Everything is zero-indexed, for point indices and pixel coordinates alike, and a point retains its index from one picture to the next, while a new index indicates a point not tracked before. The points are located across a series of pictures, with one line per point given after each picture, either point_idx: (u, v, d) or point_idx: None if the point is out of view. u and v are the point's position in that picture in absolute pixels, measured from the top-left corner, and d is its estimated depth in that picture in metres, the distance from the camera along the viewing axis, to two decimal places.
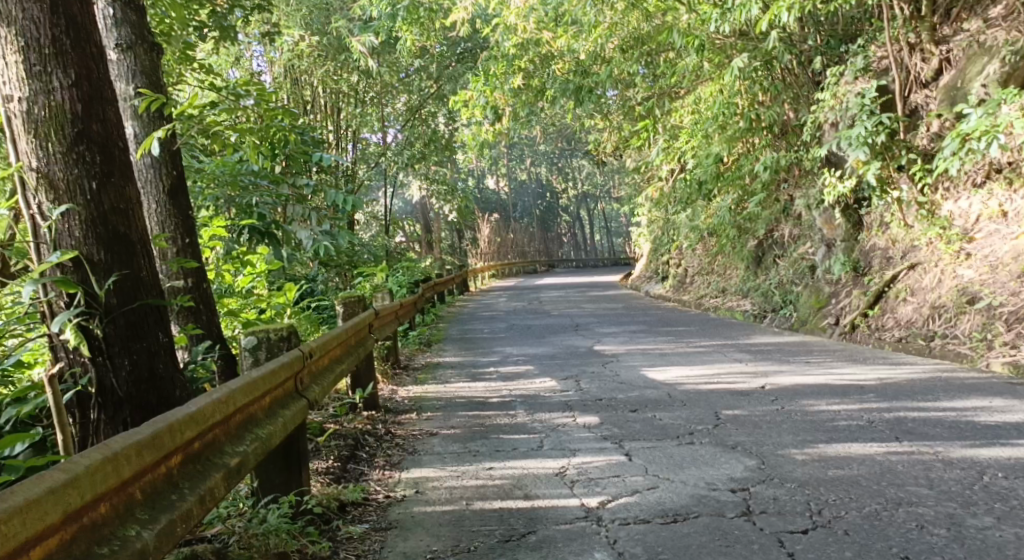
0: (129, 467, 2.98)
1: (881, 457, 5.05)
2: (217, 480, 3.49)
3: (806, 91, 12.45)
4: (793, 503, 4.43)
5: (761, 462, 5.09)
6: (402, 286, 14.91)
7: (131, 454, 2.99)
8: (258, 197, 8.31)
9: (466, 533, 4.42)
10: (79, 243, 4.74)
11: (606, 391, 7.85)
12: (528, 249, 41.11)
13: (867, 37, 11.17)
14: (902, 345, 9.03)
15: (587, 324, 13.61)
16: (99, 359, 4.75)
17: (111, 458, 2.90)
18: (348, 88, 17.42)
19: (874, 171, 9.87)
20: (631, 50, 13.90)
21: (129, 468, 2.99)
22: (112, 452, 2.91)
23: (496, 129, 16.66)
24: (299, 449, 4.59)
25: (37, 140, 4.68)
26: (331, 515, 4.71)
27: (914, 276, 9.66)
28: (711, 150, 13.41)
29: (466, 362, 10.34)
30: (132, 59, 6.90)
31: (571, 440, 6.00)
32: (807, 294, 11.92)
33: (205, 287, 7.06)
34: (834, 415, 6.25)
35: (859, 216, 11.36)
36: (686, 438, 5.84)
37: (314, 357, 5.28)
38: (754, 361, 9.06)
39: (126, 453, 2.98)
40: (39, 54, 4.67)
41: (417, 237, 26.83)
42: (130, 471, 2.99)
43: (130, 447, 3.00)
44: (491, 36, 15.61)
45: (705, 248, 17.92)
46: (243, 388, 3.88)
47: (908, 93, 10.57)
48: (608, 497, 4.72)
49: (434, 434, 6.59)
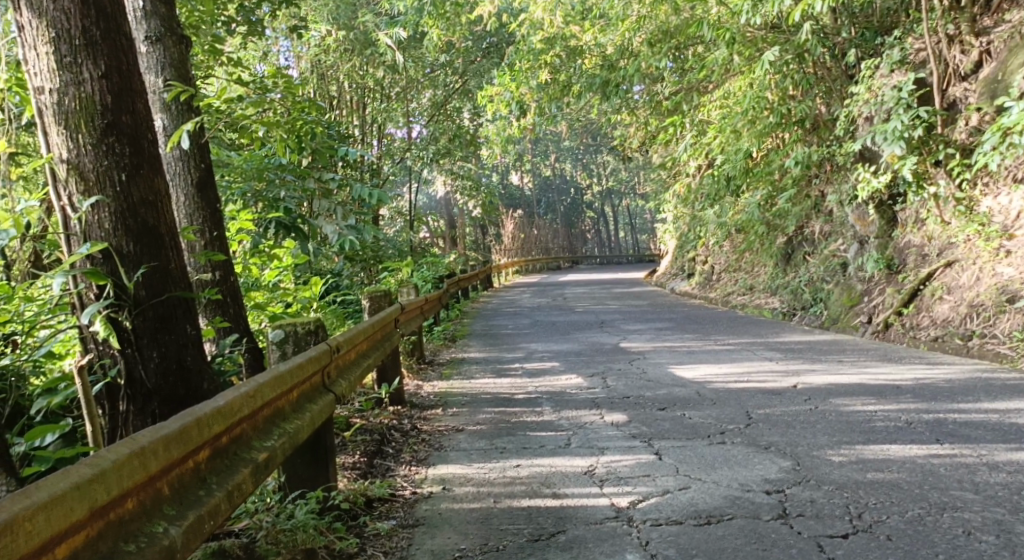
0: (156, 461, 2.92)
1: (921, 460, 4.92)
2: (245, 475, 3.43)
3: (839, 84, 12.33)
4: (831, 505, 4.32)
5: (797, 464, 4.98)
6: (428, 281, 14.88)
7: (159, 448, 2.94)
8: (284, 191, 8.33)
9: (495, 531, 4.35)
10: (108, 235, 4.72)
11: (634, 388, 7.75)
12: (551, 246, 41.00)
13: (903, 29, 11.05)
14: (938, 344, 8.88)
15: (613, 321, 13.51)
16: (128, 350, 4.74)
17: (138, 452, 2.84)
18: (374, 83, 17.38)
19: (910, 165, 9.80)
20: (660, 43, 13.55)
21: (156, 462, 2.93)
22: (139, 447, 2.86)
23: (523, 124, 16.61)
24: (326, 444, 4.54)
25: (67, 131, 4.66)
26: (358, 511, 4.66)
27: (950, 273, 9.51)
28: (740, 145, 13.32)
29: (491, 358, 10.29)
30: (161, 51, 6.89)
31: (599, 438, 5.92)
32: (838, 292, 11.75)
33: (232, 280, 7.05)
34: (871, 416, 6.12)
35: (893, 212, 11.17)
36: (717, 438, 5.73)
37: (341, 352, 5.22)
38: (785, 360, 8.93)
39: (153, 447, 2.92)
40: (70, 46, 4.65)
41: (441, 233, 26.82)
42: (158, 465, 2.93)
43: (158, 441, 2.94)
44: (519, 30, 15.50)
45: (732, 244, 17.75)
46: (270, 382, 3.82)
47: (945, 86, 10.29)
48: (638, 497, 4.63)
49: (460, 430, 6.52)
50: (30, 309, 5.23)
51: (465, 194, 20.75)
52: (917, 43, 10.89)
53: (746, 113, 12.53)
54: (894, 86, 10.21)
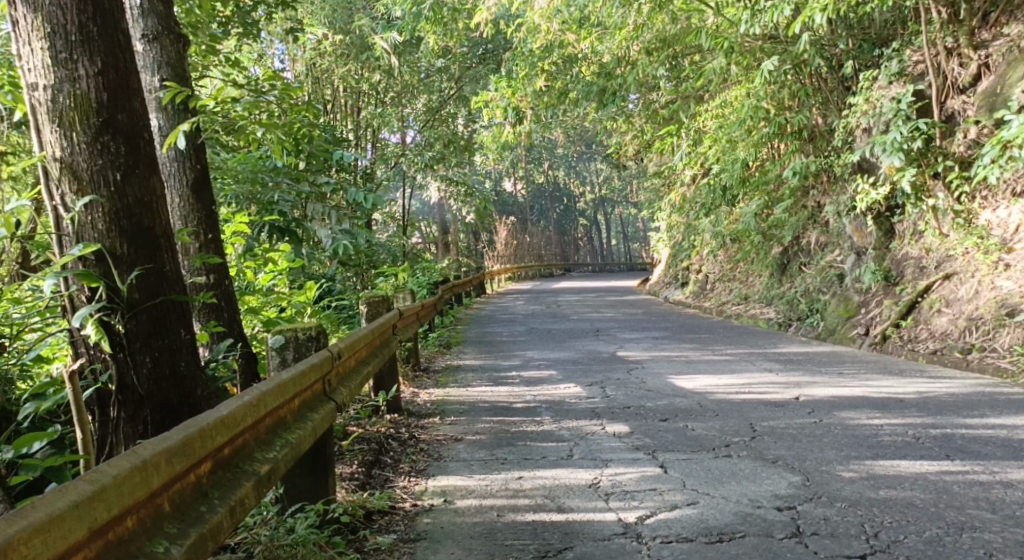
0: (158, 476, 2.80)
1: (934, 477, 4.82)
2: (248, 489, 3.30)
3: (836, 96, 12.15)
4: (846, 524, 4.22)
5: (807, 479, 4.88)
6: (423, 287, 14.76)
7: (161, 463, 2.81)
8: (279, 194, 8.33)
9: (499, 547, 4.23)
10: (102, 236, 4.59)
11: (634, 399, 7.63)
12: (544, 253, 40.83)
13: (902, 40, 10.88)
14: (937, 357, 8.78)
15: (608, 329, 13.38)
16: (120, 354, 4.61)
17: (140, 467, 2.72)
18: (368, 87, 17.22)
19: (908, 177, 9.68)
20: (657, 52, 13.70)
21: (159, 477, 2.80)
22: (141, 461, 2.73)
23: (519, 131, 16.28)
24: (326, 456, 4.40)
25: (61, 129, 4.53)
26: (357, 524, 4.54)
27: (948, 286, 9.44)
28: (737, 155, 13.23)
29: (486, 365, 10.17)
30: (158, 50, 6.77)
31: (602, 450, 5.80)
32: (835, 303, 11.66)
33: (227, 283, 6.91)
34: (878, 429, 6.01)
35: (891, 223, 11.09)
36: (722, 450, 5.63)
37: (342, 358, 5.09)
38: (785, 371, 8.82)
39: (155, 461, 2.80)
40: (65, 41, 4.52)
41: (435, 238, 26.66)
42: (160, 480, 2.81)
43: (160, 455, 2.81)
44: (515, 37, 15.37)
45: (726, 254, 17.65)
46: (273, 390, 3.71)
47: (944, 99, 10.17)
48: (646, 512, 4.52)
49: (458, 440, 6.40)
50: (19, 313, 5.10)
51: (459, 201, 20.41)
52: (916, 55, 10.73)
53: (744, 122, 12.41)
54: (892, 97, 10.16)
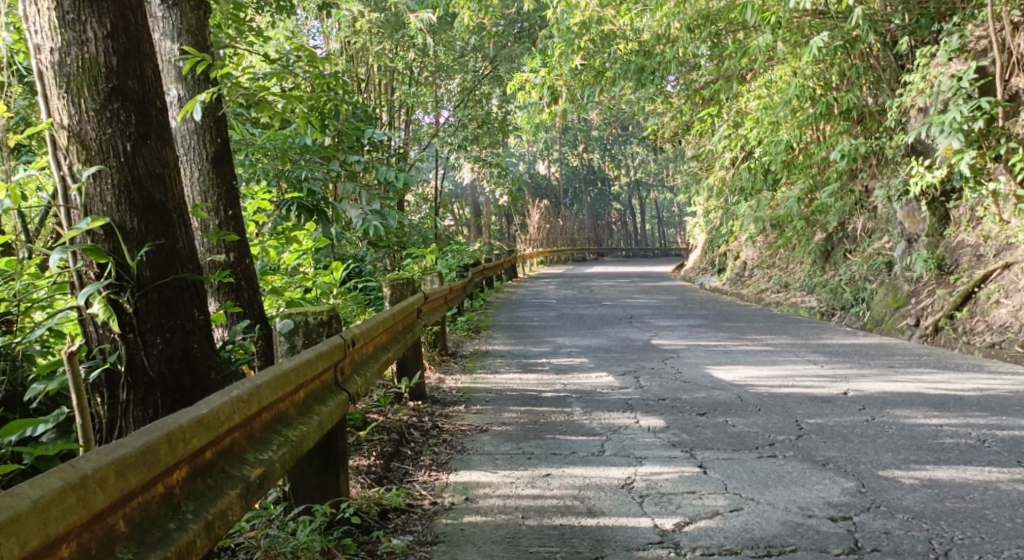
0: (104, 494, 2.44)
1: (1006, 486, 4.38)
2: (231, 499, 2.97)
3: (889, 74, 11.64)
4: (912, 540, 3.80)
5: (862, 485, 4.46)
6: (452, 269, 14.40)
7: (107, 478, 2.45)
8: (308, 172, 7.88)
9: (524, 554, 3.86)
10: (111, 209, 4.25)
11: (671, 390, 7.23)
12: (577, 238, 40.34)
13: (963, 14, 10.20)
14: (995, 352, 8.25)
15: (643, 315, 12.93)
16: (129, 335, 4.25)
17: (76, 486, 2.36)
18: (404, 66, 16.83)
19: (967, 160, 9.15)
20: (699, 29, 12.89)
21: (105, 495, 2.45)
22: (78, 477, 2.37)
23: (554, 111, 15.79)
24: (339, 449, 4.06)
25: (69, 95, 4.19)
26: (371, 524, 4.21)
27: (1009, 276, 8.96)
28: (780, 136, 12.68)
29: (516, 351, 9.79)
30: (178, 17, 6.45)
31: (637, 446, 5.41)
32: (883, 292, 11.12)
33: (248, 262, 6.59)
34: (937, 430, 5.56)
35: (945, 209, 10.56)
36: (767, 450, 5.20)
37: (358, 345, 4.74)
38: (831, 364, 8.35)
39: (101, 476, 2.44)
40: (73, 1, 4.19)
41: (466, 221, 26.26)
42: (107, 498, 2.45)
43: (106, 469, 2.45)
44: (552, 13, 14.83)
45: (766, 241, 17.08)
46: (270, 382, 3.36)
47: (1008, 76, 9.52)
48: (685, 519, 4.13)
49: (484, 431, 6.04)
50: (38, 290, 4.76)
51: (492, 182, 19.96)
52: (978, 30, 10.05)
53: (789, 102, 11.82)
54: (952, 75, 9.61)
